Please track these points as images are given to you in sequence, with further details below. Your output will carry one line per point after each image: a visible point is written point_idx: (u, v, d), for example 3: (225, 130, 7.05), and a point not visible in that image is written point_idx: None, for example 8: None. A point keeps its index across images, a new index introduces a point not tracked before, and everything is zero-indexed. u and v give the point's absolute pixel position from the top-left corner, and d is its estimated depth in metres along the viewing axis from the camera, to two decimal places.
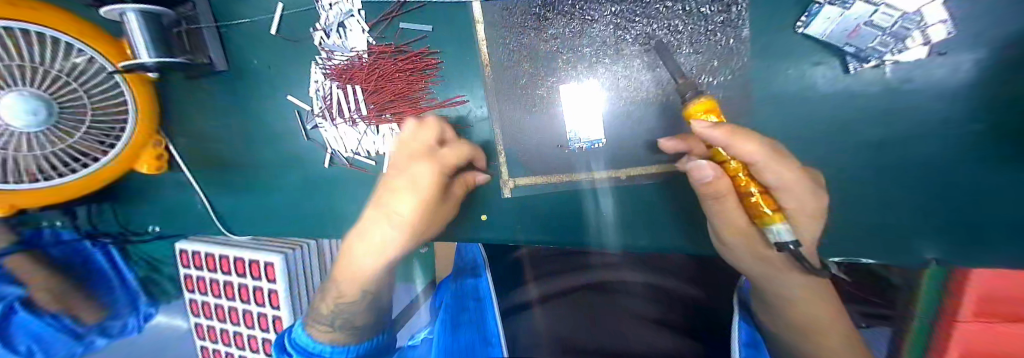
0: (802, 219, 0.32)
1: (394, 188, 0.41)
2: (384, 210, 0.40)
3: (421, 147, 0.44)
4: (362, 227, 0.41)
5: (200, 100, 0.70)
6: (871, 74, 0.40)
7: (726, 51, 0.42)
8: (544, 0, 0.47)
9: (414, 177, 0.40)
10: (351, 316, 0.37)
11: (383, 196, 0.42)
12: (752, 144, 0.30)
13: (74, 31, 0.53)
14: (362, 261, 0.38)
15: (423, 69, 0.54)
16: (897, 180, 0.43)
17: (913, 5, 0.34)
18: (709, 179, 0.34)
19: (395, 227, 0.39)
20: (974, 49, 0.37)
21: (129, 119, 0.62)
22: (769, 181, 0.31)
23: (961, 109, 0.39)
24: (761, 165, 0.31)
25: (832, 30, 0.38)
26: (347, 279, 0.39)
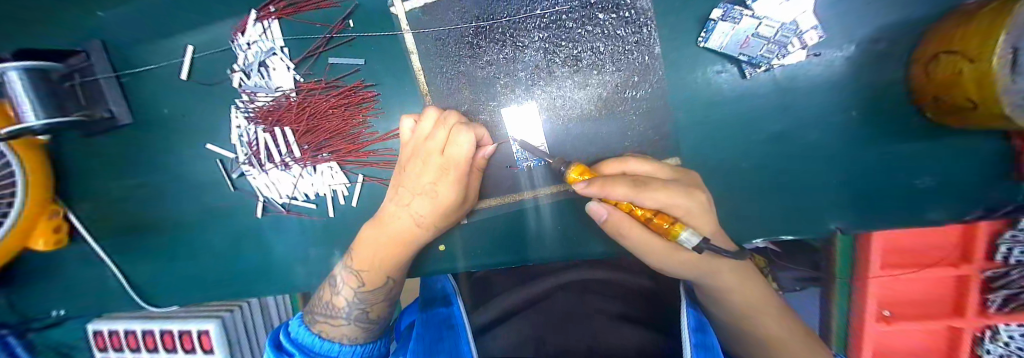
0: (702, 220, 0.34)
1: (422, 197, 0.43)
2: (407, 210, 0.44)
3: (434, 149, 0.41)
4: (391, 221, 0.46)
5: (101, 159, 0.62)
6: (764, 77, 0.45)
7: (643, 67, 0.46)
8: (473, 29, 0.48)
9: (435, 192, 0.43)
10: (368, 303, 0.47)
11: (407, 197, 0.44)
12: (625, 188, 0.30)
13: None
14: (375, 262, 0.46)
15: (359, 102, 0.53)
16: (800, 165, 0.48)
17: (788, 16, 0.40)
18: (606, 219, 0.36)
19: (420, 226, 0.45)
20: (837, 50, 0.44)
21: (19, 187, 0.52)
22: (652, 203, 0.31)
23: (838, 100, 0.45)
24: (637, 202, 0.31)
25: (726, 42, 0.43)
26: (372, 264, 0.46)
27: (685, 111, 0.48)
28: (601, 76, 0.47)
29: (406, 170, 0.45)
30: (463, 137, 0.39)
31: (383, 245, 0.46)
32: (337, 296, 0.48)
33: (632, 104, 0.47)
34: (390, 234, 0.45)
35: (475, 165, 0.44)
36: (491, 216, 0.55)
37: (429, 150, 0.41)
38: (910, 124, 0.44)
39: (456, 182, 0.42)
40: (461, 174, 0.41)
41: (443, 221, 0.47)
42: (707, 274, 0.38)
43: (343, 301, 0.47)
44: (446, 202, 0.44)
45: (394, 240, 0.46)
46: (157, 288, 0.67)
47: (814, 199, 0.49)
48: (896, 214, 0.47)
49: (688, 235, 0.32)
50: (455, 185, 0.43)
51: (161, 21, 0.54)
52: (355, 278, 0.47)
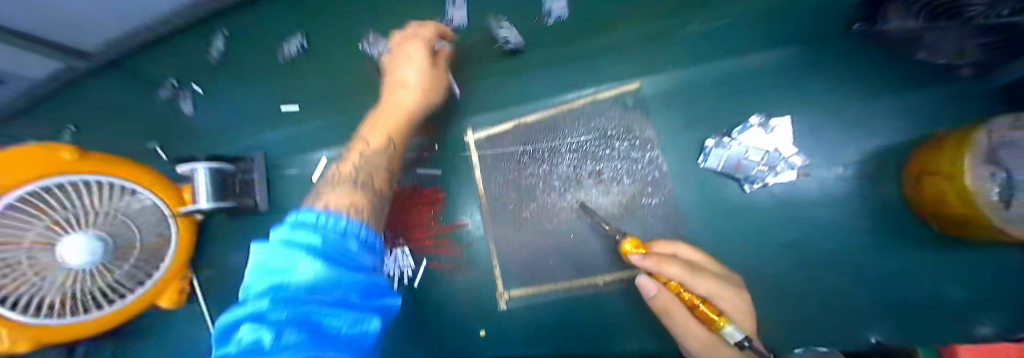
0: (741, 317, 0.41)
1: (400, 92, 0.54)
2: (392, 101, 0.54)
3: (396, 50, 0.57)
4: (385, 113, 0.54)
5: (235, 234, 0.83)
6: (764, 192, 0.54)
7: (656, 180, 0.58)
8: (522, 150, 0.64)
9: (403, 68, 0.54)
10: (372, 166, 0.48)
11: (385, 102, 0.56)
12: (678, 268, 0.40)
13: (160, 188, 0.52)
14: (369, 159, 0.48)
15: (432, 202, 0.66)
16: (824, 271, 0.51)
17: (769, 146, 0.54)
18: (654, 295, 0.43)
19: (415, 103, 0.54)
20: (828, 169, 0.53)
21: (166, 255, 0.54)
22: (701, 291, 0.39)
23: (843, 210, 0.52)
24: (690, 282, 0.39)
25: (721, 163, 0.54)
26: (380, 126, 0.52)
27: (701, 217, 0.56)
28: (620, 186, 0.59)
29: (384, 105, 0.55)
30: (413, 41, 0.55)
31: (381, 127, 0.52)
32: (346, 166, 0.48)
33: (649, 210, 0.57)
34: (381, 130, 0.52)
35: (437, 57, 0.57)
36: (532, 304, 0.61)
37: (400, 62, 0.55)
38: (921, 236, 0.48)
39: (421, 67, 0.54)
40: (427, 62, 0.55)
41: (431, 93, 0.57)
42: None
43: (347, 183, 0.43)
44: (424, 69, 0.54)
45: (388, 123, 0.52)
46: None
47: (849, 308, 0.50)
48: (941, 328, 0.46)
49: (731, 330, 0.37)
50: (422, 71, 0.54)
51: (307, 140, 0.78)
52: (364, 142, 0.51)
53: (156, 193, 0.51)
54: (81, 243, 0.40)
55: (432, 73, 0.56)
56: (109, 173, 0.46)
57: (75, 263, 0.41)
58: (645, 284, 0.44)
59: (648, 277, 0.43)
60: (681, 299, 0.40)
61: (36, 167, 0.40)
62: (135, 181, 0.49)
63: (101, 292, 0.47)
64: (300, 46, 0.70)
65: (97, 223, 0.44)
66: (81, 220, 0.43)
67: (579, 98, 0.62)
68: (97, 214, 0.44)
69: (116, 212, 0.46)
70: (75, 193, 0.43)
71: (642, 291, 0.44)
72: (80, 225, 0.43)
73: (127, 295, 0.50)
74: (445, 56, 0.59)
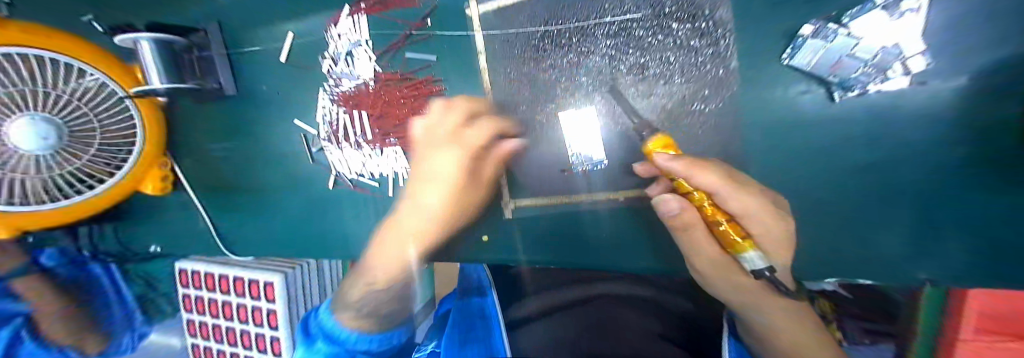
0: (769, 244, 0.35)
1: (427, 183, 0.43)
2: (418, 204, 0.44)
3: (446, 134, 0.45)
4: (416, 194, 0.46)
5: (205, 122, 0.73)
6: (858, 103, 0.41)
7: (716, 80, 0.44)
8: (542, 33, 0.50)
9: (440, 173, 0.43)
10: (380, 303, 0.41)
11: (415, 188, 0.46)
12: (714, 178, 0.34)
13: (100, 63, 0.57)
14: (390, 252, 0.42)
15: (426, 94, 0.56)
16: (890, 203, 0.43)
17: (890, 40, 0.37)
18: (677, 204, 0.38)
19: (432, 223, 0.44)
20: (951, 79, 0.38)
21: (136, 142, 0.64)
22: (732, 208, 0.33)
23: (944, 132, 0.40)
24: (721, 193, 0.33)
25: (816, 61, 0.40)
26: (384, 260, 0.41)
27: (760, 132, 0.45)
28: (666, 87, 0.46)
29: (421, 166, 0.47)
30: (484, 126, 0.45)
31: (399, 240, 0.43)
32: (356, 290, 0.44)
33: (699, 118, 0.45)
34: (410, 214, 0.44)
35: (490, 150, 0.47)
36: (537, 214, 0.58)
37: (439, 135, 0.46)
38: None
39: (461, 158, 0.42)
40: (471, 158, 0.43)
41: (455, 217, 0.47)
42: (751, 305, 0.34)
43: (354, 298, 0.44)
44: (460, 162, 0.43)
45: (410, 234, 0.42)
46: (239, 239, 0.77)
47: (902, 243, 0.44)
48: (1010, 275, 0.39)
49: (753, 256, 0.32)
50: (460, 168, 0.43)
51: (270, 9, 0.62)
52: (369, 276, 0.43)
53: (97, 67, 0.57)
54: (29, 125, 0.49)
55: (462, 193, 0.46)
56: (53, 48, 0.52)
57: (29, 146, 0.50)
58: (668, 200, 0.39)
59: (670, 196, 0.39)
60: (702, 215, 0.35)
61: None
62: (65, 54, 0.53)
63: (82, 177, 0.60)
64: None
65: (46, 106, 0.52)
66: (34, 97, 0.50)
67: None
68: (59, 96, 0.53)
69: (67, 97, 0.54)
70: (11, 71, 0.48)
71: (663, 209, 0.41)
72: (24, 107, 0.49)
73: (101, 182, 0.62)
74: (500, 155, 0.48)
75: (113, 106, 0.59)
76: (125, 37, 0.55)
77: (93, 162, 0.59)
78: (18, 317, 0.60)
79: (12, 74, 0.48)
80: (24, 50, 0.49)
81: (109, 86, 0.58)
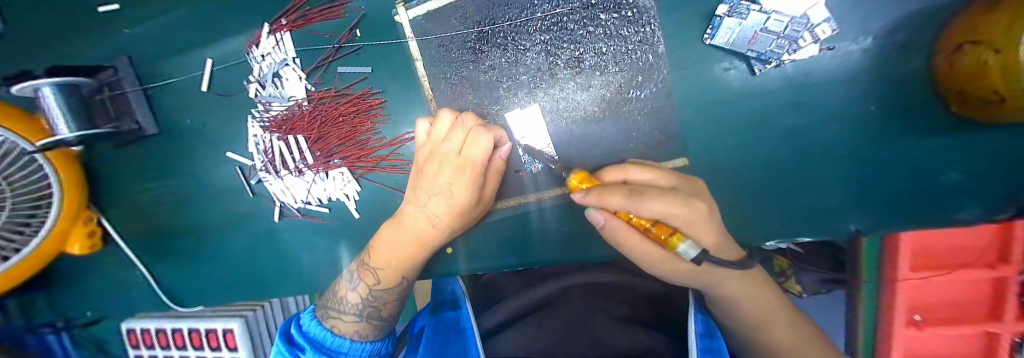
0: (700, 229, 0.33)
1: (438, 198, 0.44)
2: (422, 210, 0.46)
3: (451, 152, 0.42)
4: (420, 192, 0.46)
5: (124, 167, 0.66)
6: (775, 73, 0.44)
7: (648, 66, 0.45)
8: (476, 34, 0.49)
9: (450, 192, 0.44)
10: (381, 301, 0.48)
11: (422, 198, 0.46)
12: (618, 197, 0.32)
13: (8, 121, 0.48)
14: (396, 253, 0.47)
15: (367, 109, 0.54)
16: (817, 164, 0.46)
17: (798, 10, 0.39)
18: (605, 224, 0.37)
19: (435, 226, 0.46)
20: (849, 42, 0.42)
21: (53, 201, 0.54)
22: (649, 214, 0.32)
23: (847, 93, 0.43)
24: (633, 210, 0.32)
25: (733, 38, 0.42)
26: (387, 265, 0.47)
27: (693, 111, 0.47)
28: (602, 77, 0.47)
29: (422, 169, 0.46)
30: (482, 138, 0.40)
31: (405, 243, 0.47)
32: (350, 293, 0.49)
33: (636, 104, 0.47)
34: (411, 225, 0.46)
35: (490, 167, 0.44)
36: (497, 218, 0.55)
37: (446, 152, 0.43)
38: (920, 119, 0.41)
39: (472, 181, 0.43)
40: (475, 173, 0.42)
41: (456, 223, 0.48)
42: (710, 283, 0.38)
43: (357, 299, 0.48)
44: (462, 180, 0.43)
45: (413, 239, 0.47)
46: (183, 289, 0.70)
47: (832, 199, 0.46)
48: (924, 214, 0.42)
49: (686, 247, 0.32)
50: (468, 185, 0.44)
51: (183, 37, 0.57)
52: (371, 275, 0.48)
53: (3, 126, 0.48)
54: None
55: (468, 203, 0.45)
56: None
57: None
58: (595, 217, 0.37)
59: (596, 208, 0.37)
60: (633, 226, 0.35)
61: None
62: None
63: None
64: None
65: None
66: None
67: None
68: None
69: None
70: None
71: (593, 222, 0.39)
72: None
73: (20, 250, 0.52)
74: (497, 166, 0.45)
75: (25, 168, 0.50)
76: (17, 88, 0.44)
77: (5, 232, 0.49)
78: None
79: None
80: None
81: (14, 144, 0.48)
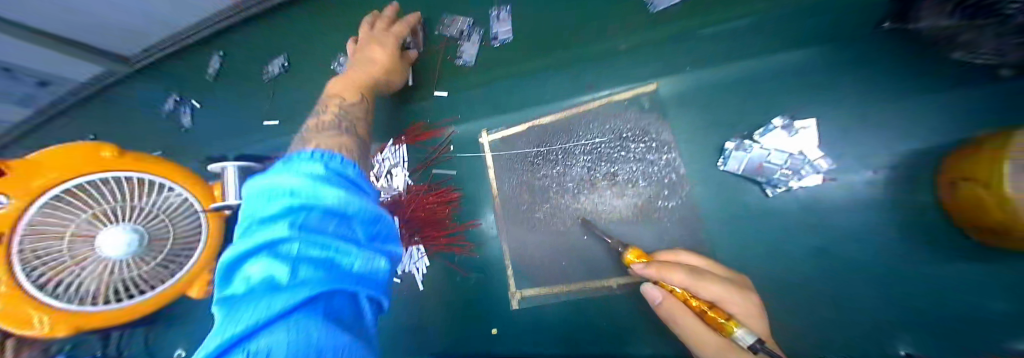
0: (751, 320, 0.40)
1: (362, 59, 0.59)
2: (362, 67, 0.59)
3: (377, 33, 0.61)
4: (354, 70, 0.59)
5: None
6: (789, 196, 0.52)
7: (673, 183, 0.57)
8: (536, 152, 0.66)
9: (370, 56, 0.59)
10: (336, 132, 0.52)
11: (360, 56, 0.60)
12: (679, 273, 0.41)
13: (192, 185, 0.54)
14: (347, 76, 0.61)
15: (446, 200, 0.70)
16: (853, 280, 0.49)
17: (793, 149, 0.51)
18: (659, 303, 0.44)
19: (376, 74, 0.58)
20: (853, 174, 0.51)
21: (198, 248, 0.54)
22: (709, 292, 0.40)
23: (868, 216, 0.49)
24: (693, 287, 0.40)
25: (743, 166, 0.53)
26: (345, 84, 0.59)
27: (717, 223, 0.54)
28: (634, 189, 0.58)
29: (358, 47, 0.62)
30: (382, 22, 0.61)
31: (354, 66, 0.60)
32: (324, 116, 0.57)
33: (665, 212, 0.56)
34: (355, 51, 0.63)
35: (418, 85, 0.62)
36: (543, 304, 0.61)
37: (367, 34, 0.61)
38: (954, 248, 0.45)
39: (392, 43, 0.59)
40: (397, 37, 0.60)
41: (395, 70, 0.61)
42: None
43: (327, 117, 0.56)
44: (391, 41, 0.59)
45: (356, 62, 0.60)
46: None
47: (877, 318, 0.47)
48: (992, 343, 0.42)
49: (743, 333, 0.36)
50: (392, 40, 0.59)
51: None
52: (337, 95, 0.59)
53: (187, 188, 0.53)
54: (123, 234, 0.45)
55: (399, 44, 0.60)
56: (137, 170, 0.49)
57: (114, 252, 0.45)
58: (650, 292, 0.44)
59: (654, 285, 0.44)
60: (688, 306, 0.42)
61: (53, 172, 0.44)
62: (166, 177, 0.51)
63: (126, 286, 0.49)
64: (281, 66, 0.75)
65: (129, 216, 0.47)
66: (126, 212, 0.47)
67: (594, 100, 0.63)
68: (138, 207, 0.48)
69: (154, 209, 0.49)
70: (119, 190, 0.47)
71: (648, 299, 0.45)
72: (113, 221, 0.46)
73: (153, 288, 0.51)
74: (410, 25, 0.62)
75: (184, 213, 0.52)
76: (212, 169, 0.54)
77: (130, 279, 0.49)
78: None
79: (106, 191, 0.46)
80: (89, 176, 0.46)
81: (190, 204, 0.53)
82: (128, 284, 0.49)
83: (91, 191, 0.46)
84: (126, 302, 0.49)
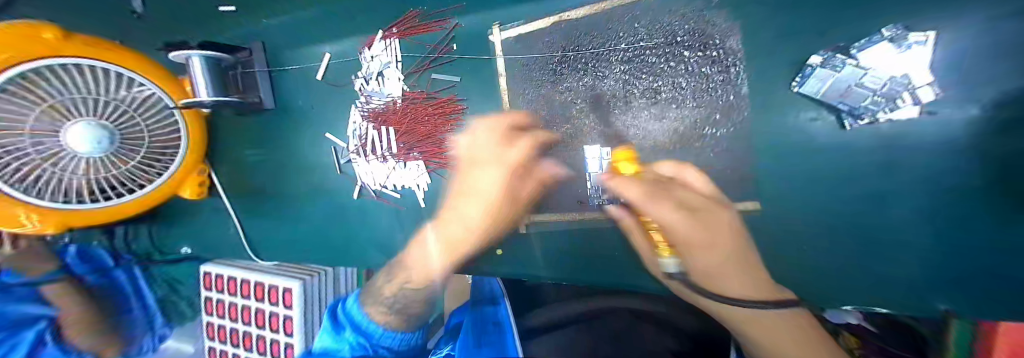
0: (726, 264, 0.42)
1: (467, 198, 0.56)
2: (461, 215, 0.57)
3: (490, 155, 0.55)
4: (450, 219, 0.58)
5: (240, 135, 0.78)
6: (872, 131, 0.41)
7: (728, 105, 0.46)
8: (559, 58, 0.53)
9: (485, 193, 0.55)
10: (410, 300, 0.52)
11: (457, 203, 0.58)
12: (635, 189, 0.47)
13: (152, 75, 0.62)
14: (455, 230, 0.57)
15: (449, 112, 0.60)
16: (915, 232, 0.42)
17: (900, 70, 0.37)
18: (622, 218, 0.51)
19: (472, 227, 0.57)
20: (958, 109, 0.37)
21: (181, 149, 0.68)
22: (655, 217, 0.44)
23: (970, 165, 0.37)
24: (642, 204, 0.45)
25: (825, 89, 0.41)
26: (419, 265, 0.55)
27: (769, 157, 0.47)
28: (678, 110, 0.48)
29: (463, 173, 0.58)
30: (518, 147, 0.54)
31: (460, 223, 0.57)
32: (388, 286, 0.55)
33: (710, 141, 0.47)
34: (467, 210, 0.57)
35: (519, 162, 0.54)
36: (551, 231, 0.59)
37: (486, 155, 0.56)
38: None
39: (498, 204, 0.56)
40: (510, 173, 0.55)
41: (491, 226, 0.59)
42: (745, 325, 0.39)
43: (392, 290, 0.53)
44: (505, 181, 0.55)
45: (464, 221, 0.57)
46: (265, 243, 0.80)
47: (921, 272, 0.42)
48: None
49: (670, 261, 0.45)
50: (501, 185, 0.55)
51: (308, 35, 0.68)
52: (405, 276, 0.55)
53: (146, 76, 0.61)
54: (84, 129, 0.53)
55: (514, 186, 0.56)
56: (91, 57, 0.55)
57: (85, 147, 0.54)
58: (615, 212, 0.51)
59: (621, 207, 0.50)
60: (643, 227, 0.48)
61: (16, 50, 0.49)
62: (119, 65, 0.58)
63: (132, 177, 0.63)
64: None
65: (101, 111, 0.56)
66: (91, 103, 0.55)
67: None
68: (110, 100, 0.57)
69: (116, 102, 0.58)
70: (77, 80, 0.54)
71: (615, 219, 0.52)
72: (82, 112, 0.54)
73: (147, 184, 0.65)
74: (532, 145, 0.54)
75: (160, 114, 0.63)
76: (175, 54, 0.56)
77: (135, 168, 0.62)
78: (43, 320, 0.67)
79: (66, 78, 0.53)
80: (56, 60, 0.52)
81: (162, 99, 0.63)
82: (133, 177, 0.63)
83: (54, 74, 0.52)
84: (114, 201, 0.63)
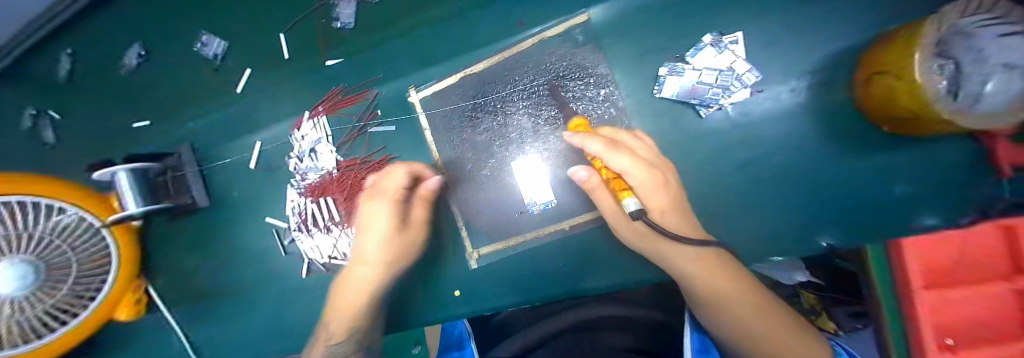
0: (671, 214, 0.46)
1: (359, 259, 0.57)
2: (366, 265, 0.56)
3: (380, 186, 0.56)
4: (348, 280, 0.57)
5: (170, 240, 0.74)
6: (723, 114, 0.52)
7: (613, 118, 0.55)
8: (472, 106, 0.60)
9: (365, 255, 0.57)
10: (341, 353, 0.56)
11: (359, 248, 0.58)
12: (597, 144, 0.43)
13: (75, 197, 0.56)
14: (363, 272, 0.56)
15: (384, 171, 0.64)
16: (781, 184, 0.52)
17: (723, 64, 0.51)
18: (584, 180, 0.48)
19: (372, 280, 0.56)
20: (783, 83, 0.52)
21: (110, 271, 0.60)
22: (615, 166, 0.43)
23: (801, 122, 0.51)
24: (601, 155, 0.43)
25: (677, 90, 0.52)
26: (339, 310, 0.57)
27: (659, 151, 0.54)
28: None
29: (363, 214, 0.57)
30: (397, 175, 0.55)
31: (354, 289, 0.56)
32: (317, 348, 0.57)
33: None
34: (365, 268, 0.56)
35: (418, 197, 0.58)
36: (501, 259, 0.60)
37: (378, 188, 0.57)
38: (867, 135, 0.49)
39: (394, 248, 0.56)
40: (394, 219, 0.55)
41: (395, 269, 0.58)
42: (682, 260, 0.46)
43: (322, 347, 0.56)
44: (389, 234, 0.56)
45: (360, 285, 0.56)
46: (213, 350, 0.73)
47: (800, 214, 0.51)
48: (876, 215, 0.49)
49: (631, 201, 0.42)
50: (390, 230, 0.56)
51: (237, 128, 0.71)
52: (327, 331, 0.57)
53: (75, 203, 0.55)
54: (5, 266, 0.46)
55: (394, 239, 0.56)
56: (19, 191, 0.51)
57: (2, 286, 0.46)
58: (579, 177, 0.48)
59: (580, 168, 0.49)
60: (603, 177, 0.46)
61: None
62: (43, 195, 0.52)
63: (40, 323, 0.53)
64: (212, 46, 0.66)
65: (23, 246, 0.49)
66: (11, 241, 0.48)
67: (525, 40, 0.58)
68: (32, 235, 0.50)
69: (45, 234, 0.51)
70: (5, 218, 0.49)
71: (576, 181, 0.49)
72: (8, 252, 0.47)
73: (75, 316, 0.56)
74: (423, 197, 0.58)
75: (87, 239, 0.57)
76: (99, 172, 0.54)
77: (53, 308, 0.53)
78: None
79: None
80: None
81: (86, 219, 0.56)
82: (46, 320, 0.53)
83: None
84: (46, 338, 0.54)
